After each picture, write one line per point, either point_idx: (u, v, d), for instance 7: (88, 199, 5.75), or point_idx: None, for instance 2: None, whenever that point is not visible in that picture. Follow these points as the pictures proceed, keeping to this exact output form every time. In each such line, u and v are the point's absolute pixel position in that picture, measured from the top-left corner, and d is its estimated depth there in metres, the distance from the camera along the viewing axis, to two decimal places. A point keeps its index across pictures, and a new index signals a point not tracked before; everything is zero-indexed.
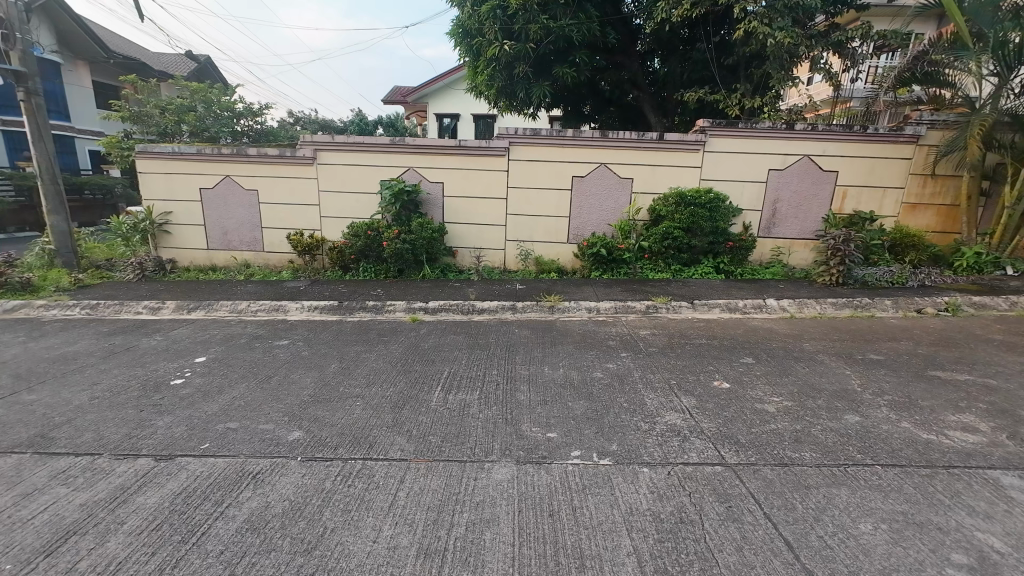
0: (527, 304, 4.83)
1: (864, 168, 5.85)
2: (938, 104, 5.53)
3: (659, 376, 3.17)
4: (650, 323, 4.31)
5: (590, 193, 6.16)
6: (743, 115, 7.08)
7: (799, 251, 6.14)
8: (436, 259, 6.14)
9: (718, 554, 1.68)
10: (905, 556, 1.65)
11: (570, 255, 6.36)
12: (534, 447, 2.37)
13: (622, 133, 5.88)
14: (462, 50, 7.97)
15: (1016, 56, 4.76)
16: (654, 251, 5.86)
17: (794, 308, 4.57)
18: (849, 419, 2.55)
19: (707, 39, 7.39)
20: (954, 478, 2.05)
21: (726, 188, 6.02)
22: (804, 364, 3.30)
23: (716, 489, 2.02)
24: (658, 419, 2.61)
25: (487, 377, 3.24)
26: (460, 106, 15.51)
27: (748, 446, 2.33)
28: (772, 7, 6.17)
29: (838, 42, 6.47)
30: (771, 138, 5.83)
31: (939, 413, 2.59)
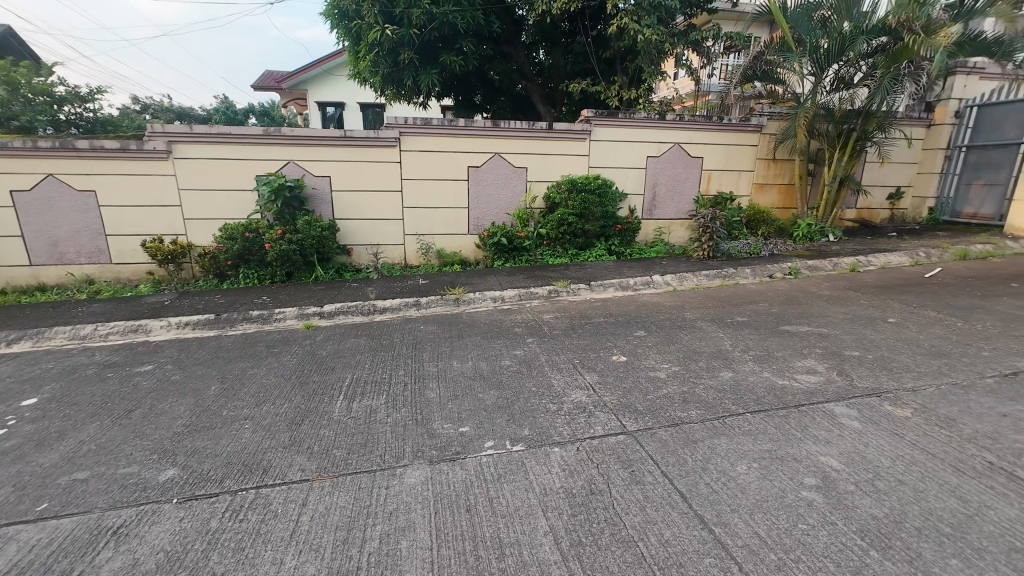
0: (431, 299, 4.71)
1: (722, 154, 6.66)
2: (775, 98, 6.46)
3: (564, 357, 3.31)
4: (552, 307, 4.49)
5: (487, 182, 6.17)
6: (622, 106, 7.61)
7: (676, 230, 6.82)
8: (329, 259, 5.71)
9: (625, 517, 1.80)
10: (772, 487, 1.92)
11: (471, 246, 6.35)
12: (447, 444, 2.33)
13: (514, 122, 5.97)
14: (340, 33, 7.44)
15: (826, 59, 5.61)
16: (552, 237, 6.08)
17: (675, 281, 5.07)
18: (723, 375, 2.91)
19: (586, 32, 7.77)
20: (803, 414, 2.44)
21: (612, 175, 6.44)
22: (686, 332, 3.68)
23: (620, 457, 2.17)
24: (565, 398, 2.73)
25: (394, 378, 3.11)
26: (344, 94, 14.50)
27: (644, 412, 2.54)
28: (640, 5, 6.65)
29: (696, 41, 7.24)
30: (647, 127, 6.34)
31: (789, 361, 3.07)
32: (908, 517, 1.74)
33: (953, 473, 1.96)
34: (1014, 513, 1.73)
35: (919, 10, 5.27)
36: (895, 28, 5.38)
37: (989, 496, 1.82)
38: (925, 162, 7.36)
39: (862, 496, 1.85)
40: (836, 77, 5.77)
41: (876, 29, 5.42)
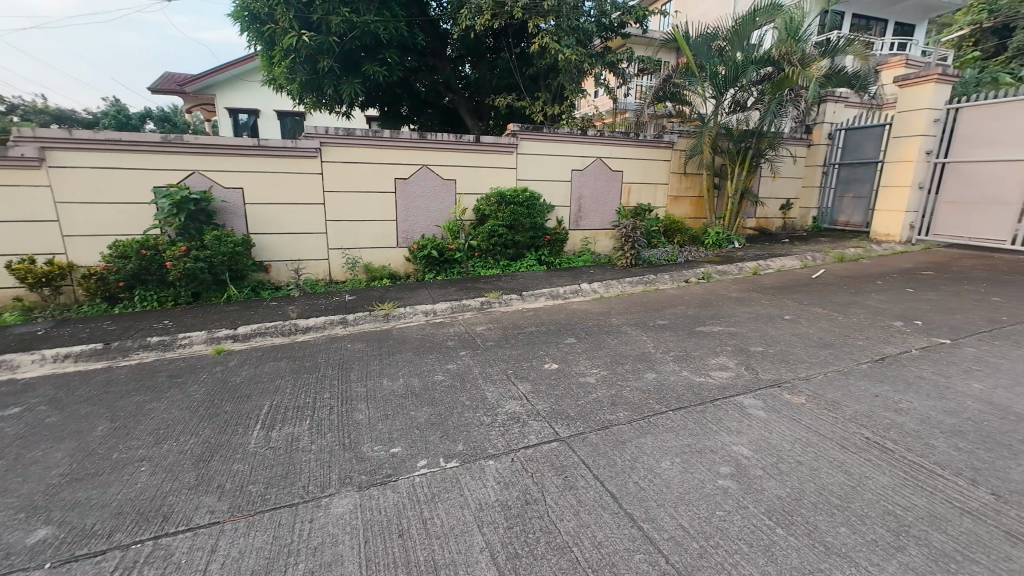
0: (359, 315, 4.51)
1: (640, 168, 7.12)
2: (683, 117, 7.04)
3: (497, 368, 3.31)
4: (485, 319, 4.49)
5: (415, 194, 6.07)
6: (546, 121, 7.88)
7: (602, 239, 7.16)
8: (243, 277, 5.27)
9: (560, 524, 1.83)
10: (693, 479, 2.05)
11: (401, 260, 6.19)
12: (378, 467, 2.22)
13: (440, 134, 5.94)
14: (251, 36, 6.99)
15: (723, 84, 6.30)
16: (483, 249, 6.10)
17: (602, 289, 5.30)
18: (647, 376, 3.08)
19: (509, 48, 7.97)
20: (717, 408, 2.65)
21: (539, 187, 6.63)
22: (613, 337, 3.85)
23: (553, 464, 2.20)
24: (499, 410, 2.72)
25: (318, 402, 2.92)
26: (258, 101, 13.61)
27: (576, 418, 2.60)
28: (559, 26, 6.95)
29: (612, 62, 7.71)
30: (571, 142, 6.62)
31: (705, 359, 3.32)
32: (806, 494, 1.93)
33: (840, 450, 2.22)
34: (887, 481, 1.99)
35: (795, 45, 6.01)
36: (778, 59, 6.08)
37: (868, 468, 2.08)
38: (808, 177, 8.39)
39: (769, 479, 2.03)
40: (732, 101, 6.47)
41: (763, 59, 6.11)
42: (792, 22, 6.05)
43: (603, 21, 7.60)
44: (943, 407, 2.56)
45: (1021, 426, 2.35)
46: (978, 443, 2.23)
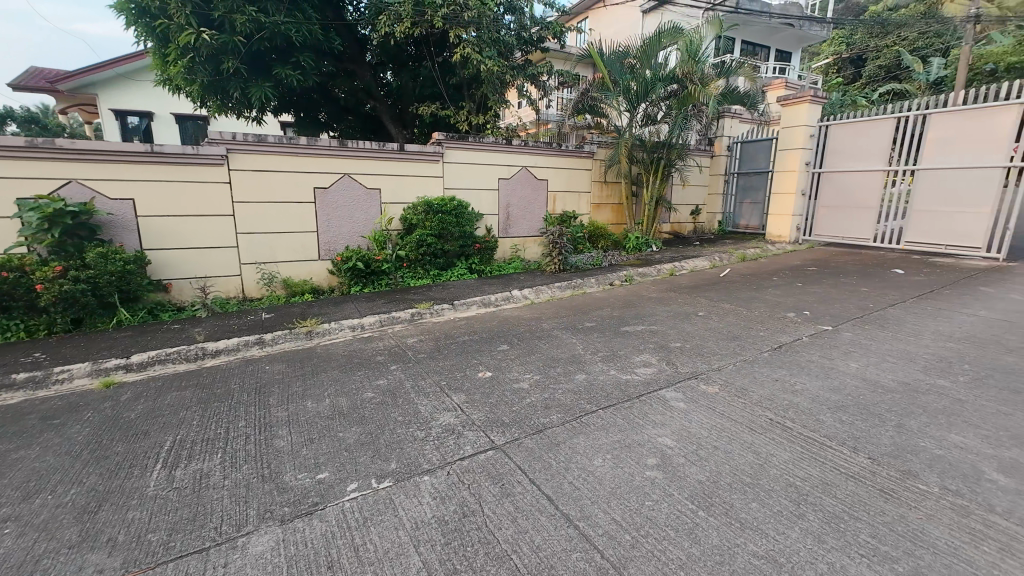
0: (277, 334, 4.20)
1: (563, 177, 7.40)
2: (601, 129, 7.41)
3: (430, 380, 3.24)
4: (416, 330, 4.38)
5: (337, 204, 5.80)
6: (472, 131, 7.92)
7: (531, 246, 7.31)
8: (138, 298, 4.68)
9: (498, 533, 1.81)
10: (623, 473, 2.14)
11: (324, 273, 5.87)
12: (302, 496, 2.07)
13: (362, 142, 5.74)
14: (140, 31, 6.31)
15: (635, 98, 6.72)
16: (412, 259, 5.97)
17: (533, 294, 5.40)
18: (578, 377, 3.18)
19: (431, 57, 7.93)
20: (643, 403, 2.80)
21: (467, 196, 6.63)
22: (544, 341, 3.94)
23: (490, 473, 2.19)
24: (433, 423, 2.66)
25: (231, 432, 2.66)
26: (151, 102, 12.27)
27: (511, 424, 2.61)
28: (481, 37, 7.04)
29: (533, 75, 7.96)
30: (496, 151, 6.72)
31: (630, 357, 3.50)
32: (722, 476, 2.10)
33: (749, 432, 2.44)
34: (787, 456, 2.23)
35: (695, 65, 6.57)
36: (682, 77, 6.61)
37: (772, 446, 2.31)
38: (712, 185, 9.22)
39: (690, 466, 2.18)
40: (644, 114, 6.91)
41: (669, 77, 6.63)
42: (692, 44, 6.60)
43: (523, 35, 7.83)
44: (829, 385, 2.91)
45: (888, 397, 2.75)
46: (857, 415, 2.56)
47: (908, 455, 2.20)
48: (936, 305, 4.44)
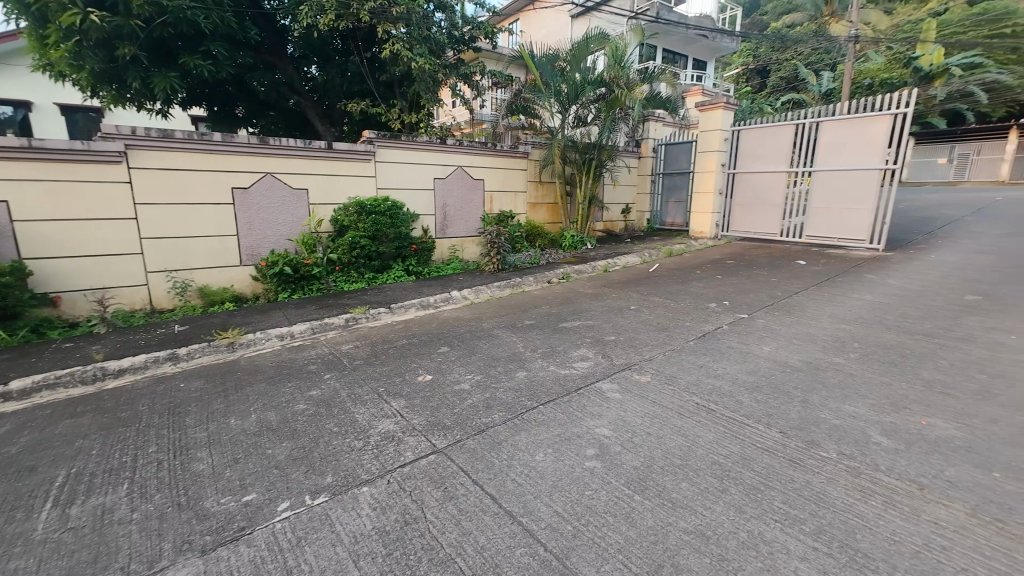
0: (194, 347, 3.84)
1: (499, 177, 7.45)
2: (534, 130, 7.51)
3: (368, 387, 3.13)
4: (351, 336, 4.20)
5: (259, 205, 5.41)
6: (404, 129, 7.73)
7: (469, 247, 7.28)
8: (18, 315, 4.07)
9: (441, 538, 1.79)
10: (564, 466, 2.20)
11: (247, 279, 5.46)
12: (227, 522, 1.91)
13: (285, 140, 5.40)
14: (10, 7, 5.48)
15: (566, 100, 6.94)
16: (344, 262, 5.72)
17: (472, 295, 5.39)
18: (519, 375, 3.22)
19: (358, 52, 7.63)
20: (581, 396, 2.89)
21: (401, 196, 6.47)
22: (484, 341, 3.94)
23: (432, 478, 2.15)
24: (371, 431, 2.57)
25: (140, 459, 2.39)
26: (28, 90, 10.71)
27: (453, 426, 2.59)
28: (411, 34, 6.92)
29: (465, 74, 7.92)
30: (430, 150, 6.60)
31: (568, 352, 3.59)
32: (654, 460, 2.22)
33: (678, 417, 2.60)
34: (712, 436, 2.40)
35: (621, 70, 6.88)
36: (609, 82, 6.88)
37: (699, 428, 2.48)
38: (640, 185, 9.72)
39: (626, 453, 2.28)
40: (575, 116, 7.15)
41: (597, 81, 6.88)
42: (617, 51, 6.89)
43: (454, 34, 7.77)
44: (746, 368, 3.18)
45: (794, 376, 3.06)
46: (770, 394, 2.82)
47: (812, 426, 2.46)
48: (831, 291, 5.00)
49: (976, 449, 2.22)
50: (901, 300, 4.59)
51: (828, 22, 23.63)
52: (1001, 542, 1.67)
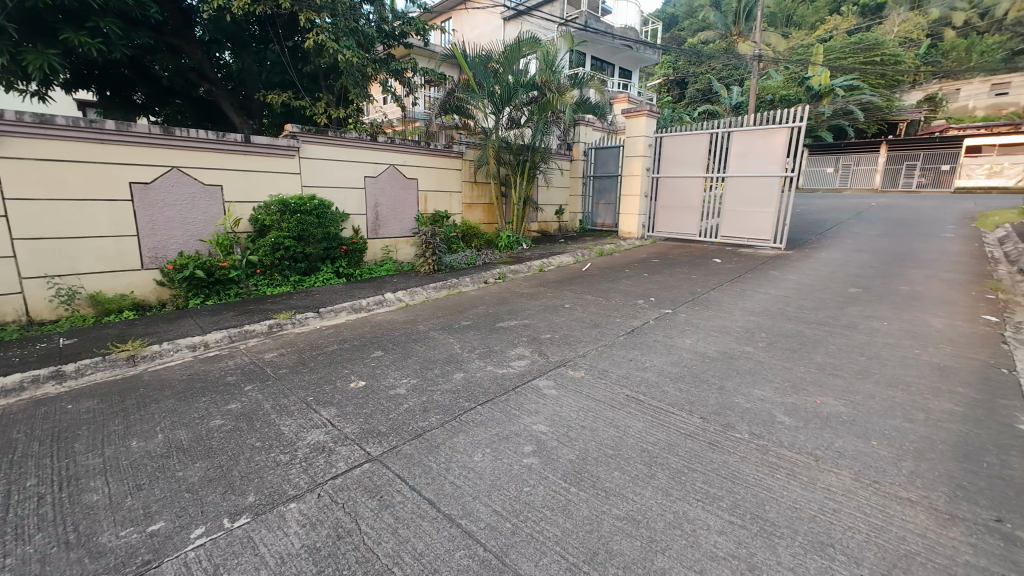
0: (84, 363, 3.38)
1: (433, 177, 7.34)
2: (468, 130, 7.47)
3: (294, 397, 2.94)
4: (275, 344, 3.92)
5: (164, 202, 4.89)
6: (331, 125, 7.37)
7: (403, 247, 7.10)
8: None
9: (377, 549, 1.72)
10: (502, 465, 2.21)
11: (151, 285, 4.92)
12: (129, 557, 1.71)
13: (194, 131, 4.92)
14: None
15: (500, 102, 7.00)
16: (266, 264, 5.33)
17: (407, 296, 5.25)
18: (456, 377, 3.19)
19: (277, 39, 7.13)
20: (518, 394, 2.92)
21: (329, 195, 6.16)
22: (420, 343, 3.87)
23: (366, 488, 2.07)
24: (299, 443, 2.42)
25: (15, 495, 2.06)
26: None
27: (388, 432, 2.51)
28: (336, 25, 6.56)
29: (396, 71, 7.71)
30: (359, 147, 6.34)
31: (505, 352, 3.62)
32: (589, 452, 2.31)
33: (610, 409, 2.72)
34: (641, 426, 2.54)
35: (552, 75, 7.06)
36: (541, 85, 7.04)
37: (629, 419, 2.61)
38: (572, 187, 10.04)
39: (562, 447, 2.35)
40: (509, 118, 7.24)
41: (530, 84, 7.01)
42: (548, 56, 7.12)
43: (383, 28, 7.54)
44: (670, 360, 3.40)
45: (712, 365, 3.32)
46: (691, 382, 3.04)
47: (728, 410, 2.68)
48: (742, 287, 5.49)
49: (859, 421, 2.55)
50: (799, 293, 5.15)
51: (736, 42, 25.94)
52: (879, 501, 1.94)
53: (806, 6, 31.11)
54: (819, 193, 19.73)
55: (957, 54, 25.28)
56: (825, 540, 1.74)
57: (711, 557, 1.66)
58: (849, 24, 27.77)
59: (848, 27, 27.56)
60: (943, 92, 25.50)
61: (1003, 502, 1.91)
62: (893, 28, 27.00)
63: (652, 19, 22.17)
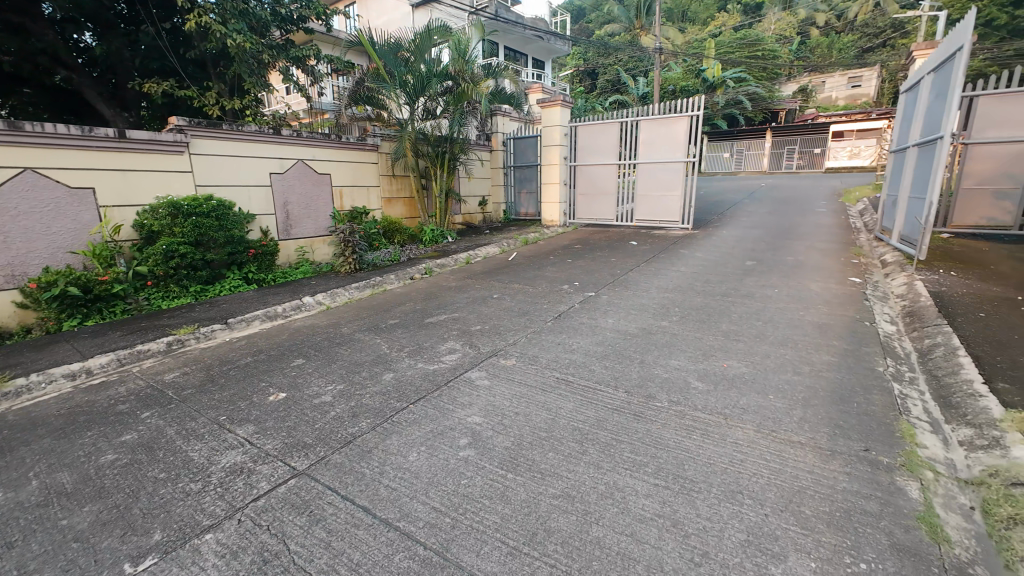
0: None
1: (348, 171, 6.97)
2: (382, 122, 7.23)
3: (203, 419, 2.67)
4: (177, 362, 3.53)
5: (17, 210, 4.16)
6: (226, 117, 6.66)
7: (320, 247, 6.69)
8: None
9: (310, 566, 1.63)
10: (439, 461, 2.20)
11: (9, 307, 4.17)
12: None
13: (52, 125, 4.23)
14: None
15: (413, 92, 6.79)
16: (159, 275, 4.75)
17: (328, 299, 4.97)
18: (386, 377, 3.09)
19: (149, 20, 6.29)
20: (451, 388, 2.91)
21: (229, 194, 5.62)
22: (345, 346, 3.69)
23: (293, 505, 1.94)
24: (212, 468, 2.21)
25: None
26: None
27: (315, 444, 2.37)
28: (222, 5, 5.94)
29: (297, 58, 7.18)
30: (261, 142, 5.84)
31: (436, 347, 3.57)
32: (523, 437, 2.36)
33: (542, 393, 2.79)
34: (571, 405, 2.64)
35: (465, 65, 6.94)
36: (454, 75, 6.90)
37: (560, 400, 2.71)
38: (494, 177, 10.06)
39: (497, 436, 2.38)
40: (423, 109, 7.04)
41: (443, 74, 6.83)
42: (460, 45, 6.94)
43: (278, 11, 6.97)
44: (595, 340, 3.57)
45: (633, 341, 3.53)
46: (615, 359, 3.22)
47: (649, 382, 2.88)
48: (656, 266, 5.88)
49: (758, 379, 2.86)
50: (705, 269, 5.64)
51: (638, 35, 27.41)
52: (776, 447, 2.20)
53: (698, 3, 33.65)
54: (718, 177, 21.62)
55: (821, 51, 28.88)
56: (735, 488, 1.94)
57: (640, 519, 1.79)
58: (735, 22, 30.52)
59: (734, 24, 30.29)
60: (812, 84, 28.98)
61: (870, 434, 2.26)
62: (770, 26, 30.12)
63: (560, 11, 22.69)
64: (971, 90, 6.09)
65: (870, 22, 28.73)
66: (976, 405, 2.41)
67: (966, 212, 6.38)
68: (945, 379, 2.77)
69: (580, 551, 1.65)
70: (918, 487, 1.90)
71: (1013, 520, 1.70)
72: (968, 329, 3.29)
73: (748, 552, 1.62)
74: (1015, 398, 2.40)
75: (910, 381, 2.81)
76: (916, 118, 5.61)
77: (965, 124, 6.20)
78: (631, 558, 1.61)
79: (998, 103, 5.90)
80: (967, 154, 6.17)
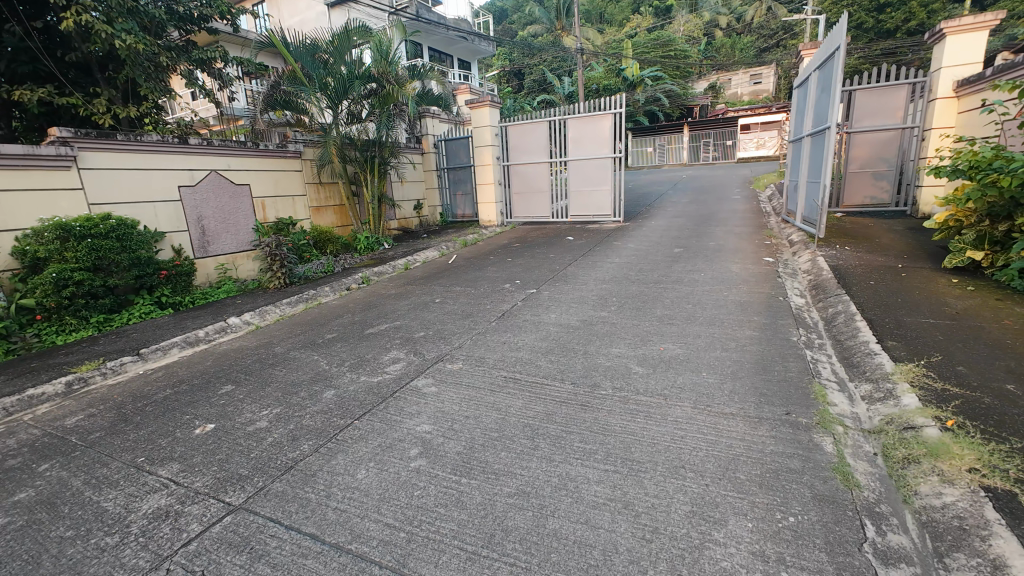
0: None
1: (270, 180, 6.58)
2: (304, 126, 6.89)
3: (116, 463, 2.39)
4: (79, 404, 3.13)
5: None
6: (120, 126, 6.04)
7: (244, 263, 6.23)
8: None
9: None
10: (389, 476, 2.12)
11: None
12: None
13: None
14: None
15: (335, 96, 6.52)
16: (50, 308, 4.19)
17: (256, 318, 4.64)
18: (327, 395, 2.95)
19: (16, 19, 5.45)
20: (397, 399, 2.82)
21: (131, 212, 5.08)
22: (280, 367, 3.47)
23: (230, 544, 1.79)
24: (133, 516, 1.98)
25: None
26: None
27: (251, 474, 2.20)
28: (106, 3, 5.31)
29: (201, 60, 6.67)
30: (164, 152, 5.34)
31: (379, 359, 3.45)
32: (475, 440, 2.35)
33: (491, 394, 2.79)
34: (520, 403, 2.67)
35: (389, 65, 6.75)
36: (378, 77, 6.69)
37: (508, 399, 2.72)
38: (427, 180, 9.94)
39: (448, 441, 2.35)
40: (348, 112, 6.75)
41: (366, 75, 6.60)
42: (382, 45, 6.76)
43: (174, 10, 6.39)
44: (540, 336, 3.63)
45: (577, 333, 3.63)
46: (560, 353, 3.29)
47: (594, 372, 2.97)
48: (593, 259, 6.08)
49: (692, 359, 3.05)
50: (638, 258, 5.91)
51: (561, 35, 28.24)
52: (711, 420, 2.36)
53: (614, 6, 35.32)
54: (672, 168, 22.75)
55: (726, 51, 31.47)
56: (678, 463, 2.06)
57: (593, 506, 1.84)
58: (649, 24, 32.37)
59: (647, 25, 31.97)
60: (721, 80, 31.29)
61: (789, 399, 2.49)
62: (680, 27, 32.19)
63: (483, 12, 22.81)
64: (850, 85, 6.83)
65: (765, 24, 31.64)
66: (872, 363, 2.74)
67: (855, 194, 7.19)
68: (848, 343, 3.10)
69: (538, 545, 1.67)
70: (832, 441, 2.12)
71: (907, 459, 1.95)
72: (862, 296, 3.72)
73: (692, 522, 1.72)
74: (901, 353, 2.75)
75: (819, 346, 3.13)
76: (806, 111, 6.24)
77: (847, 116, 6.95)
78: (587, 545, 1.65)
79: (871, 96, 6.72)
80: (851, 141, 6.94)
